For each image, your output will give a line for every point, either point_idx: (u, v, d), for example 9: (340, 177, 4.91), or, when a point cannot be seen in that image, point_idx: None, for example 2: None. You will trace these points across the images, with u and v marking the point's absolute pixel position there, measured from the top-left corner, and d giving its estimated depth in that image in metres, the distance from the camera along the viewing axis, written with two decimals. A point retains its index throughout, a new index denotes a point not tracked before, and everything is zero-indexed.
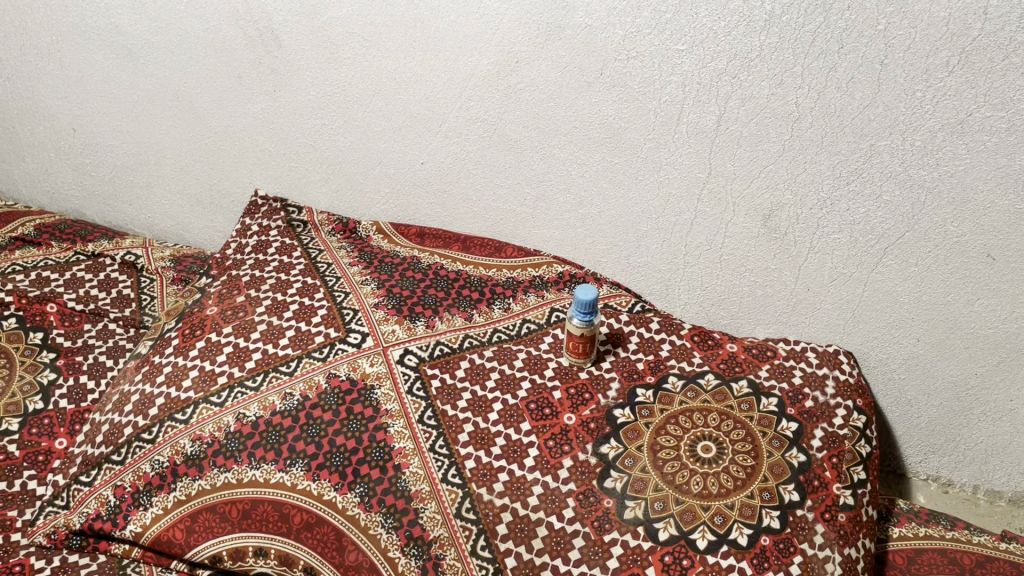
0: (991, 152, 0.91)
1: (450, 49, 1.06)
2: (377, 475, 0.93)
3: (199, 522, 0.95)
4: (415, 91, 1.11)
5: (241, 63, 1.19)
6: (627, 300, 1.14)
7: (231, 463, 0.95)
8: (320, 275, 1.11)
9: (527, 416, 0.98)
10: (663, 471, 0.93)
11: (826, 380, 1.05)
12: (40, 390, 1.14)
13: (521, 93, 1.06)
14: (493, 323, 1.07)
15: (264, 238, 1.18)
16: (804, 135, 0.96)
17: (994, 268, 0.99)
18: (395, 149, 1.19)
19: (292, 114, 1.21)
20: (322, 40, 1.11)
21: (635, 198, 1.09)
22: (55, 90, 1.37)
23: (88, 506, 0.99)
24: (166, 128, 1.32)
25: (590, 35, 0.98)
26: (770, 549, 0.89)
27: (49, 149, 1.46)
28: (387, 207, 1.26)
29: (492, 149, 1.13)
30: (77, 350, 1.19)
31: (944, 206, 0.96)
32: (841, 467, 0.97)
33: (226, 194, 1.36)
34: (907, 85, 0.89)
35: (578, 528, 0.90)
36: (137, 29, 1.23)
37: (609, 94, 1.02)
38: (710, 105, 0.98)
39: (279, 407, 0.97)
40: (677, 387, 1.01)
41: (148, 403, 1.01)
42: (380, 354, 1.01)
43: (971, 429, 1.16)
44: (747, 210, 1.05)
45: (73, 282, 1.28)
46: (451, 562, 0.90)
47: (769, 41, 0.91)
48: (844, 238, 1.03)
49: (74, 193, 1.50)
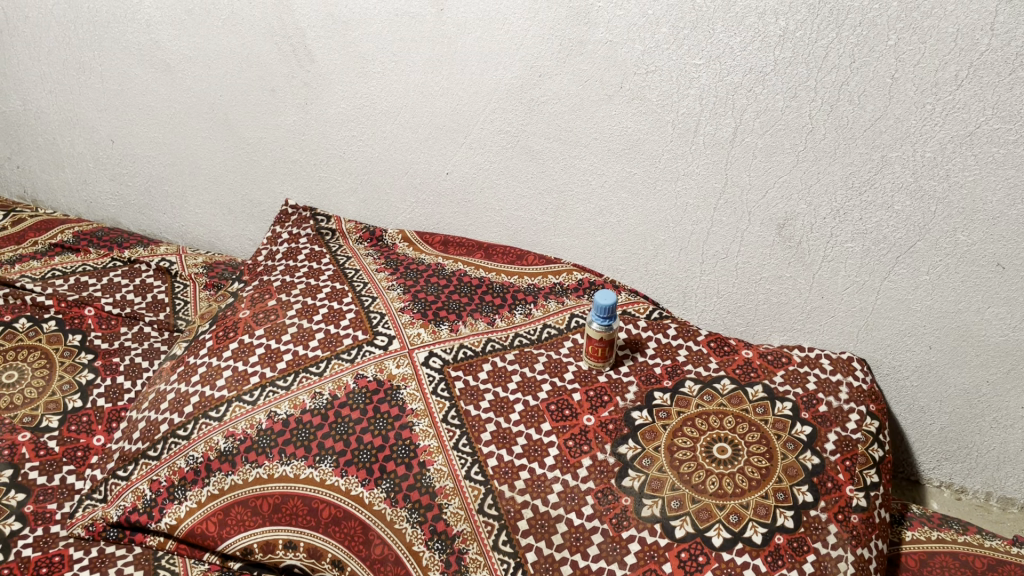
0: (999, 163, 0.94)
1: (475, 63, 1.10)
2: (403, 472, 0.97)
3: (232, 516, 0.99)
4: (441, 104, 1.16)
5: (274, 77, 1.24)
6: (645, 307, 1.17)
7: (263, 459, 0.99)
8: (348, 280, 1.15)
9: (548, 417, 1.02)
10: (680, 471, 0.96)
11: (839, 386, 1.07)
12: (79, 389, 1.18)
13: (544, 106, 1.10)
14: (515, 327, 1.11)
15: (294, 245, 1.23)
16: (818, 146, 1.00)
17: (1004, 276, 1.02)
18: (421, 160, 1.23)
19: (323, 126, 1.26)
20: (352, 55, 1.16)
21: (653, 207, 1.13)
22: (95, 104, 1.43)
23: (125, 499, 1.03)
24: (201, 139, 1.37)
25: (611, 50, 1.02)
26: (784, 548, 0.91)
27: (87, 160, 1.51)
28: (412, 217, 1.30)
29: (515, 160, 1.17)
30: (114, 352, 1.23)
31: (954, 216, 0.99)
32: (854, 470, 0.99)
33: (256, 204, 1.40)
34: (917, 98, 0.93)
35: (597, 525, 0.93)
36: (176, 44, 1.28)
37: (628, 107, 1.05)
38: (726, 117, 1.02)
39: (309, 406, 1.01)
40: (694, 391, 1.04)
41: (184, 401, 1.05)
42: (406, 355, 1.05)
43: (983, 436, 1.18)
44: (762, 220, 1.08)
45: (110, 287, 1.33)
46: (473, 556, 0.93)
47: (783, 56, 0.95)
48: (857, 247, 1.06)
49: (110, 202, 1.55)
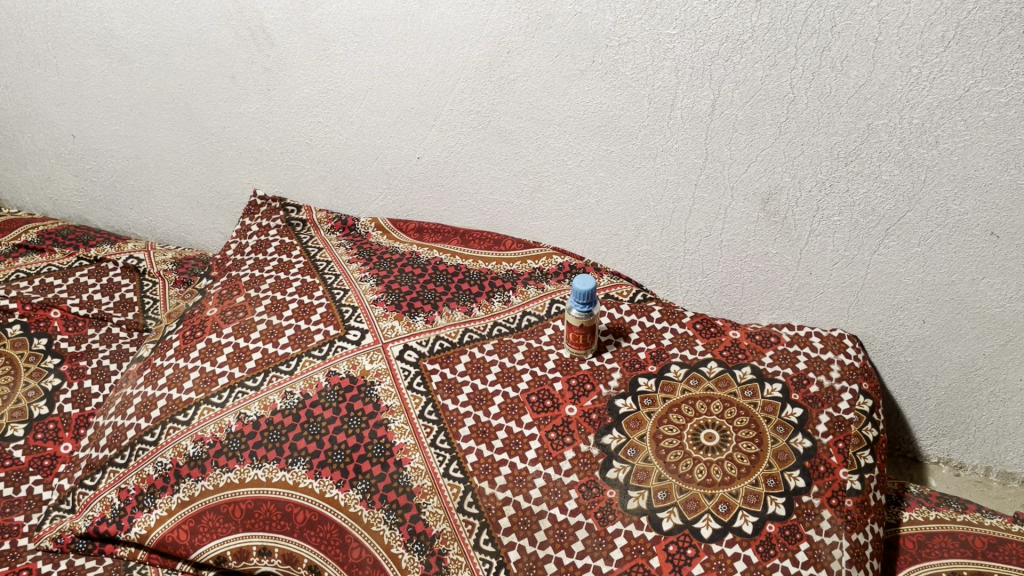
0: (990, 128, 0.90)
1: (440, 41, 1.05)
2: (378, 471, 0.93)
3: (203, 523, 0.95)
4: (408, 85, 1.11)
5: (234, 63, 1.19)
6: (628, 290, 1.13)
7: (233, 463, 0.95)
8: (319, 273, 1.11)
9: (528, 408, 0.98)
10: (665, 460, 0.92)
11: (831, 364, 1.03)
12: (44, 396, 1.14)
13: (514, 84, 1.05)
14: (493, 316, 1.07)
15: (264, 238, 1.18)
16: (800, 116, 0.95)
17: (998, 245, 0.98)
18: (391, 145, 1.18)
19: (286, 113, 1.21)
20: (313, 37, 1.11)
21: (632, 185, 1.08)
22: (53, 98, 1.37)
23: (93, 509, 0.99)
24: (163, 131, 1.32)
25: (580, 23, 0.97)
26: (775, 536, 0.88)
27: (50, 156, 1.46)
28: (385, 204, 1.25)
29: (487, 141, 1.12)
30: (81, 355, 1.19)
31: (944, 184, 0.95)
32: (848, 451, 0.95)
33: (225, 195, 1.36)
34: (903, 62, 0.88)
35: (581, 520, 0.90)
36: (131, 32, 1.23)
37: (601, 82, 1.01)
38: (703, 89, 0.97)
39: (279, 406, 0.97)
40: (679, 375, 1.01)
41: (150, 405, 1.01)
42: (380, 350, 1.01)
43: (981, 410, 1.15)
44: (745, 195, 1.03)
45: (77, 288, 1.28)
46: (454, 557, 0.90)
47: (761, 22, 0.90)
48: (844, 220, 1.01)
49: (76, 198, 1.50)
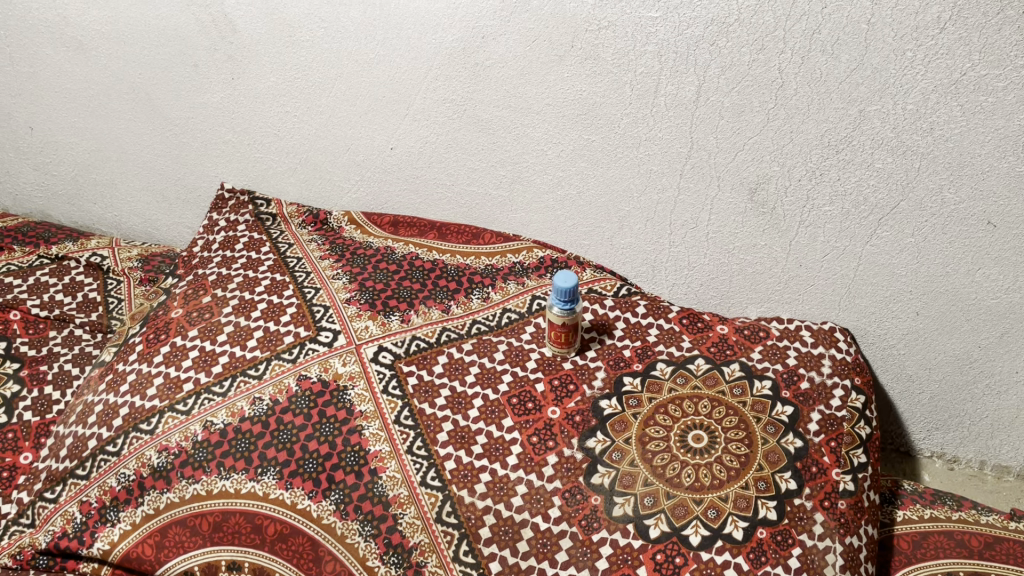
0: (988, 113, 0.86)
1: (412, 27, 1.00)
2: (352, 481, 0.89)
3: (169, 537, 0.91)
4: (379, 73, 1.06)
5: (195, 51, 1.13)
6: (612, 284, 1.08)
7: (200, 474, 0.91)
8: (290, 271, 1.06)
9: (509, 412, 0.94)
10: (652, 464, 0.89)
11: (822, 359, 0.99)
12: (3, 404, 1.09)
13: (489, 71, 1.00)
14: (472, 313, 1.03)
15: (232, 234, 1.13)
16: (789, 103, 0.91)
17: (995, 235, 0.94)
18: (363, 135, 1.13)
19: (253, 102, 1.16)
20: (278, 23, 1.06)
21: (615, 176, 1.04)
22: (8, 89, 1.31)
23: (53, 524, 0.94)
24: (125, 122, 1.26)
25: (557, 6, 0.92)
26: (767, 543, 0.84)
27: (7, 149, 1.39)
28: (358, 196, 1.20)
29: (462, 131, 1.07)
30: (41, 359, 1.13)
31: (940, 172, 0.91)
32: (840, 450, 0.92)
33: (191, 189, 1.31)
34: (896, 45, 0.84)
35: (564, 529, 0.86)
36: (86, 19, 1.17)
37: (581, 68, 0.96)
38: (688, 75, 0.92)
39: (248, 413, 0.92)
40: (666, 374, 0.97)
41: (112, 414, 0.96)
42: (353, 352, 0.96)
43: (975, 403, 1.12)
44: (732, 184, 0.99)
45: (37, 288, 1.22)
46: (432, 569, 0.86)
47: (748, 4, 0.86)
48: (836, 210, 0.97)
49: (37, 193, 1.44)
